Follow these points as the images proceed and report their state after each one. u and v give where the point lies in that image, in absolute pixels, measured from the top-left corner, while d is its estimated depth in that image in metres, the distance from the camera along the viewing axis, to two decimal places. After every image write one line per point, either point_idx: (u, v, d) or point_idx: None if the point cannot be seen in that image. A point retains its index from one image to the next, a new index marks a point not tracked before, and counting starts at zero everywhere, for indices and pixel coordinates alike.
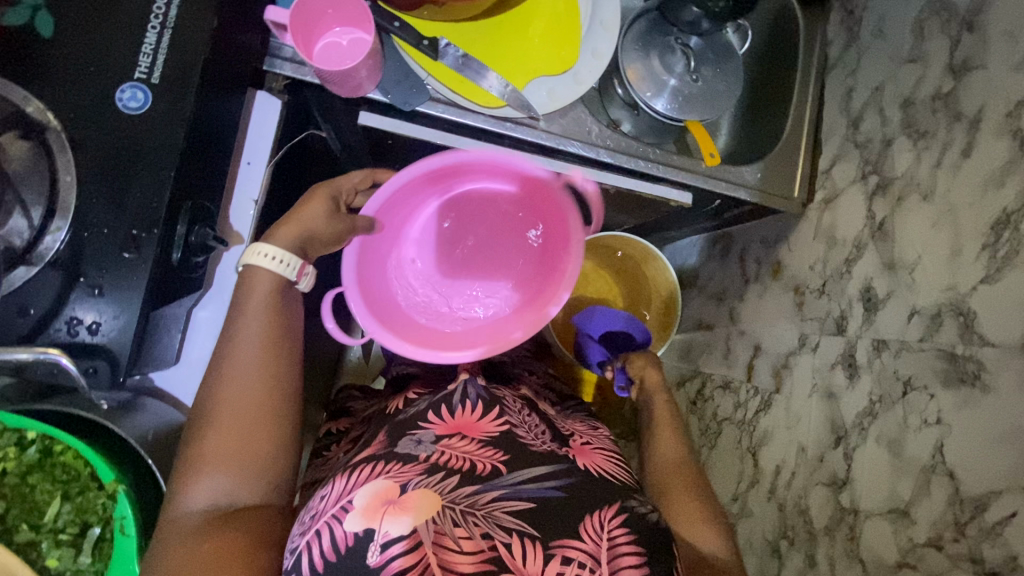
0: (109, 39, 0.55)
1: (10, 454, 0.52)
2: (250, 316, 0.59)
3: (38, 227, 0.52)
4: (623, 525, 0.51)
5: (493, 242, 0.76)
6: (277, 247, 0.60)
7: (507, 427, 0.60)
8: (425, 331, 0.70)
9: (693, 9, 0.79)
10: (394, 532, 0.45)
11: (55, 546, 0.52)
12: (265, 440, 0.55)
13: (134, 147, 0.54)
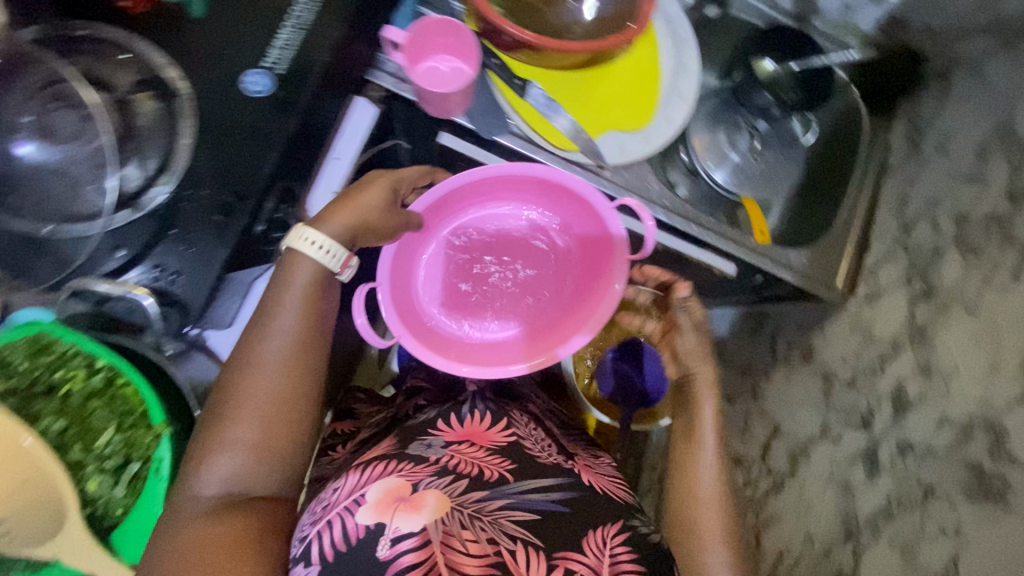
0: (246, 28, 0.61)
1: (78, 377, 0.57)
2: (285, 308, 0.57)
3: (147, 178, 0.57)
4: (626, 545, 0.54)
5: (531, 264, 0.75)
6: (324, 234, 0.58)
7: (514, 439, 0.64)
8: (448, 343, 0.70)
9: (766, 94, 0.82)
10: (404, 528, 0.48)
11: (98, 471, 0.58)
12: (286, 437, 0.55)
13: (248, 125, 0.59)
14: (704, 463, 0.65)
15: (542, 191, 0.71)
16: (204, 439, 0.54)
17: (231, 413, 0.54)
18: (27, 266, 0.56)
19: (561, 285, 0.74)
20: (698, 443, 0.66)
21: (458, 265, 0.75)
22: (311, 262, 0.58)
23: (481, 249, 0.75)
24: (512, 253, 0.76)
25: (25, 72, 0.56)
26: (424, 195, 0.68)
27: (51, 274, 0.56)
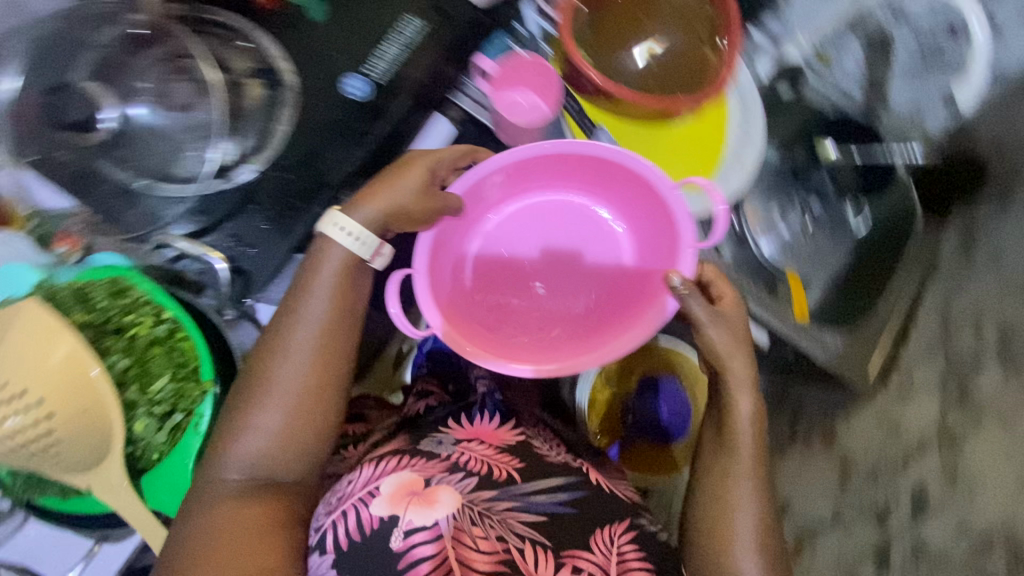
0: (356, 38, 0.66)
1: (145, 323, 0.57)
2: (314, 296, 0.56)
3: (240, 155, 0.62)
4: (632, 543, 0.59)
5: (585, 248, 0.70)
6: (357, 223, 0.56)
7: (523, 438, 0.68)
8: (484, 335, 0.65)
9: (823, 171, 0.85)
10: (416, 522, 0.53)
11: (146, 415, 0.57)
12: (309, 428, 0.55)
13: (341, 125, 0.64)
14: (740, 496, 0.57)
15: (608, 178, 0.66)
16: (229, 422, 0.53)
17: (254, 398, 0.54)
18: (115, 214, 0.60)
19: (616, 276, 0.69)
20: (734, 475, 0.58)
21: (504, 245, 0.69)
22: (342, 250, 0.56)
23: (532, 228, 0.69)
24: (566, 235, 0.70)
25: (157, 45, 0.62)
26: (469, 173, 0.62)
27: (136, 226, 0.61)
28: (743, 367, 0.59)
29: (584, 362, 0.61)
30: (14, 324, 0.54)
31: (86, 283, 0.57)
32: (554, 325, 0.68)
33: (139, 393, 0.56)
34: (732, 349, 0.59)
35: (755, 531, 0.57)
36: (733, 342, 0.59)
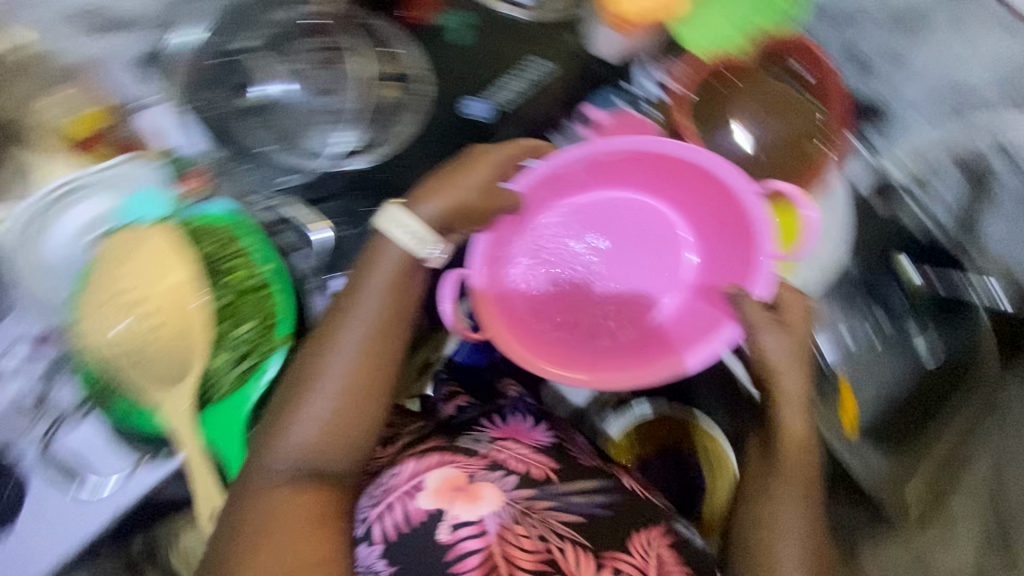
0: (487, 65, 0.71)
1: (241, 270, 0.59)
2: (371, 292, 0.56)
3: (359, 145, 0.68)
4: (670, 547, 0.58)
5: (661, 244, 0.71)
6: (416, 221, 0.57)
7: (558, 439, 0.65)
8: (524, 329, 0.65)
9: (899, 291, 0.78)
10: (463, 517, 0.56)
11: (223, 357, 0.58)
12: (355, 423, 0.54)
13: (453, 140, 0.69)
14: (794, 521, 0.56)
15: (700, 192, 0.65)
16: (278, 412, 0.54)
17: (301, 390, 0.54)
18: (248, 168, 0.68)
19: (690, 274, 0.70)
20: (788, 499, 0.56)
21: (575, 236, 0.71)
22: (400, 246, 0.56)
23: (608, 222, 0.71)
24: (642, 229, 0.71)
25: (313, 36, 0.69)
26: (533, 163, 0.63)
27: (256, 185, 0.68)
28: (798, 387, 0.59)
29: (616, 381, 0.60)
30: (144, 241, 0.60)
31: (208, 226, 0.61)
32: (614, 322, 0.70)
33: (221, 334, 0.58)
34: (793, 369, 0.59)
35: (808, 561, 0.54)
36: (799, 362, 0.59)
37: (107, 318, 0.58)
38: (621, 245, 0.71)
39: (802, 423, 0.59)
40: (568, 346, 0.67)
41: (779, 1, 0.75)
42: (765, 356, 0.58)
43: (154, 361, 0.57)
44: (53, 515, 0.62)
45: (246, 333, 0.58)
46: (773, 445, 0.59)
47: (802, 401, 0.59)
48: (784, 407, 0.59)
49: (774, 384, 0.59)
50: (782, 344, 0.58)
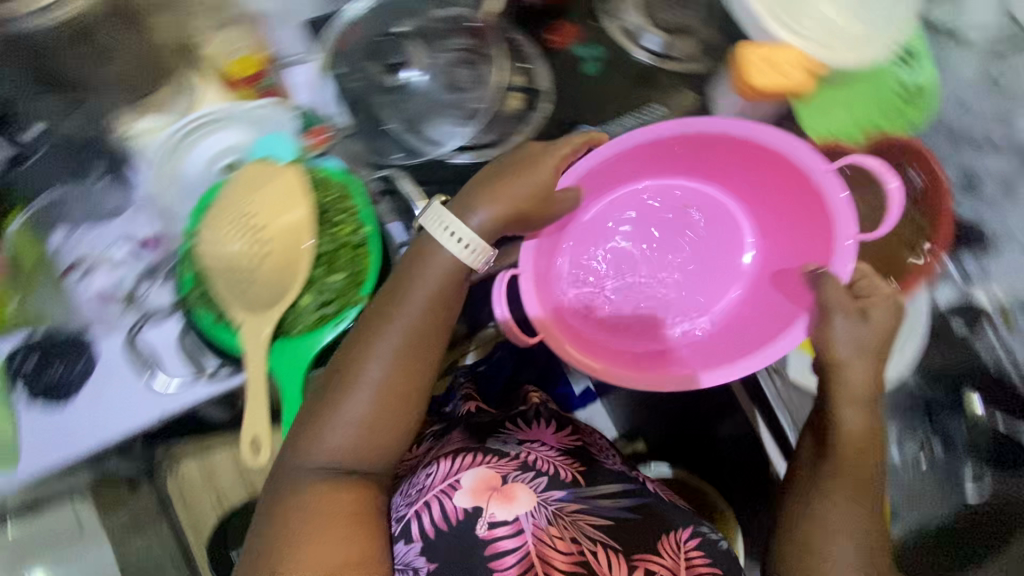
0: (609, 102, 0.75)
1: (344, 226, 0.64)
2: (413, 297, 0.59)
3: (473, 143, 0.72)
4: (700, 547, 0.64)
5: (730, 230, 0.74)
6: (463, 227, 0.59)
7: (581, 442, 0.72)
8: (558, 311, 0.68)
9: (962, 423, 0.77)
10: (500, 515, 0.61)
11: (310, 302, 0.62)
12: (394, 418, 0.58)
13: None
14: (846, 525, 0.59)
15: (757, 171, 0.68)
16: (317, 409, 0.57)
17: (341, 391, 0.57)
18: (367, 139, 0.73)
19: (760, 260, 0.73)
20: (843, 502, 0.60)
21: (637, 220, 0.75)
22: (450, 254, 0.59)
23: (673, 207, 0.75)
24: (710, 214, 0.75)
25: (457, 36, 0.74)
26: (574, 163, 0.64)
27: (371, 154, 0.72)
28: (864, 385, 0.61)
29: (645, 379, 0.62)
30: (269, 174, 0.63)
31: (328, 179, 0.66)
32: (675, 305, 0.74)
33: (314, 280, 0.63)
34: (861, 370, 0.61)
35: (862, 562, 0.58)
36: (870, 363, 0.61)
37: (222, 236, 0.62)
38: (688, 232, 0.75)
39: (860, 425, 0.61)
40: (609, 334, 0.71)
41: (910, 108, 0.74)
42: (835, 352, 0.61)
43: (253, 286, 0.61)
44: (114, 399, 0.67)
45: (336, 283, 0.63)
46: (830, 447, 0.61)
47: (866, 404, 0.61)
48: (844, 407, 0.61)
49: (837, 379, 0.61)
50: (856, 342, 0.61)
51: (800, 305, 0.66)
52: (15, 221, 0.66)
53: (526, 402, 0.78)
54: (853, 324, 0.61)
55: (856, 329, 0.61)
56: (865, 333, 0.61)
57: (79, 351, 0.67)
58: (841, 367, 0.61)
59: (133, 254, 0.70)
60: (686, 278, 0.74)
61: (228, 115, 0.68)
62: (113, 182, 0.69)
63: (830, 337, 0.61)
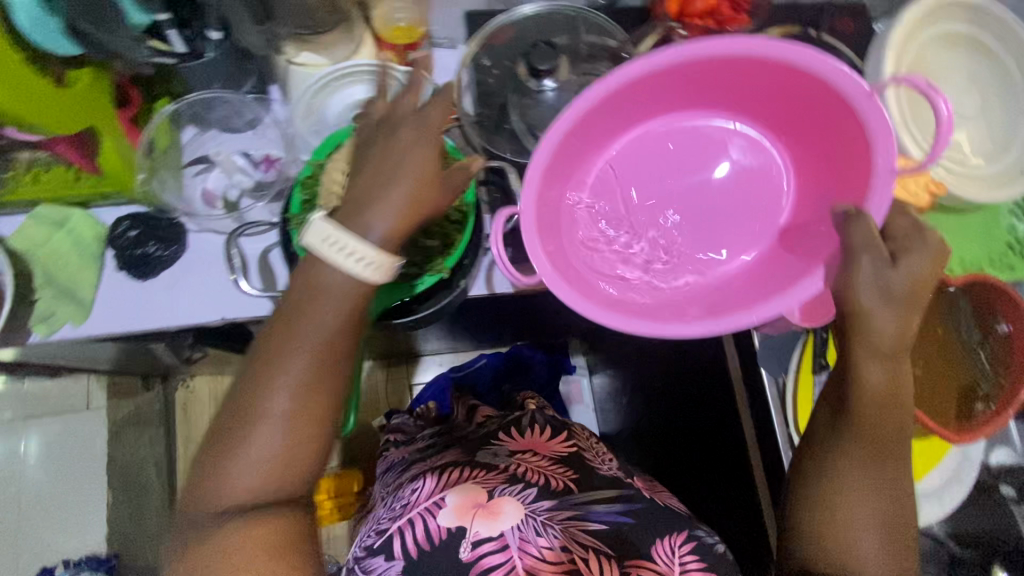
0: None
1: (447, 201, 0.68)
2: (317, 319, 0.55)
3: None
4: (695, 552, 0.65)
5: (766, 176, 0.71)
6: (355, 240, 0.54)
7: (574, 449, 0.76)
8: (562, 242, 0.66)
9: None
10: (484, 533, 0.64)
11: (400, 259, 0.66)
12: (300, 446, 0.54)
13: None
14: (872, 487, 0.60)
15: (791, 100, 0.64)
16: (221, 443, 0.54)
17: (244, 423, 0.53)
18: (488, 131, 0.75)
19: (797, 207, 0.70)
20: (872, 462, 0.60)
21: (662, 162, 0.71)
22: (349, 275, 0.54)
23: (700, 148, 0.71)
24: (745, 156, 0.71)
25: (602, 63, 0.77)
26: (557, 119, 0.59)
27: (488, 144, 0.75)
28: (892, 334, 0.58)
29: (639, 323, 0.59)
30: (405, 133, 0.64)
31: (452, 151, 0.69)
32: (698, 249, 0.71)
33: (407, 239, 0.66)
34: (891, 319, 0.57)
35: (880, 522, 0.59)
36: (902, 313, 0.57)
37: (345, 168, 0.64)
38: (718, 176, 0.71)
39: (890, 379, 0.59)
40: (622, 266, 0.69)
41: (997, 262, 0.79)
42: (857, 301, 0.58)
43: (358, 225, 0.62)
44: (192, 286, 0.73)
45: (432, 249, 0.67)
46: (862, 404, 0.60)
47: (895, 357, 0.59)
48: (873, 358, 0.59)
49: (859, 328, 0.58)
50: (880, 292, 0.57)
51: (824, 257, 0.63)
52: (169, 106, 0.72)
53: (517, 420, 0.81)
54: (879, 275, 0.57)
55: (888, 276, 0.57)
56: (892, 280, 0.57)
57: (176, 235, 0.73)
58: (864, 318, 0.58)
59: (253, 164, 0.75)
60: (716, 223, 0.71)
61: (385, 71, 0.72)
62: (262, 102, 0.76)
63: (851, 289, 0.58)
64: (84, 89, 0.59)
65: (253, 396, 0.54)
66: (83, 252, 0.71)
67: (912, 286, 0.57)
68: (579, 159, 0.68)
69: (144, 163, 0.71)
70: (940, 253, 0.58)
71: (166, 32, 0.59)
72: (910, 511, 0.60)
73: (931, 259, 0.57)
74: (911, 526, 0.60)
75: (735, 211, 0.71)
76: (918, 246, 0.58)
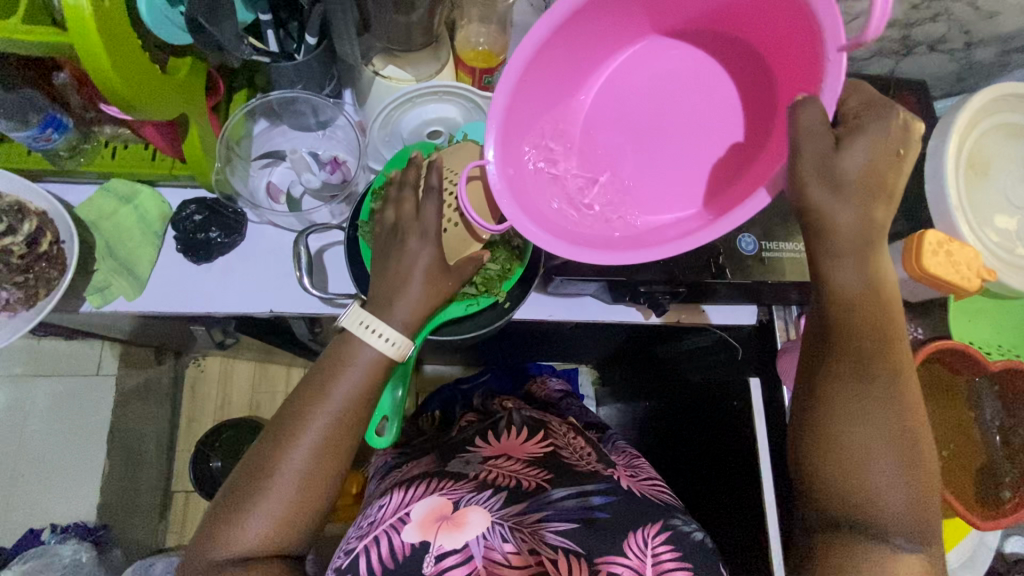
0: (779, 223, 0.77)
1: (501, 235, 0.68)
2: (337, 392, 0.58)
3: None
4: (668, 543, 0.64)
5: (715, 95, 0.63)
6: (382, 321, 0.59)
7: (550, 450, 0.77)
8: (534, 184, 0.61)
9: None
10: (447, 545, 0.63)
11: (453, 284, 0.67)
12: (309, 504, 0.57)
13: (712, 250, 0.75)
14: (879, 406, 0.53)
15: None
16: (233, 505, 0.56)
17: (260, 484, 0.56)
18: None
19: (747, 120, 0.62)
20: (873, 377, 0.53)
21: (613, 91, 0.64)
22: (375, 351, 0.58)
23: (644, 71, 0.64)
24: (692, 70, 0.63)
25: None
26: (520, 40, 0.55)
27: None
28: (859, 228, 0.52)
29: (623, 255, 0.55)
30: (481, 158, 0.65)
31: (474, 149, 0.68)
32: (656, 178, 0.64)
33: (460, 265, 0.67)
34: (853, 211, 0.51)
35: (893, 445, 0.53)
36: (863, 204, 0.51)
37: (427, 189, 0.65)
38: (662, 98, 0.64)
39: (869, 280, 0.53)
40: (600, 203, 0.63)
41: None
42: (807, 195, 0.51)
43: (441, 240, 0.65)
44: (242, 276, 0.74)
45: (491, 271, 0.68)
46: (844, 314, 0.54)
47: (870, 254, 0.52)
48: (849, 260, 0.52)
49: (819, 229, 0.52)
50: (830, 178, 0.50)
51: (771, 172, 0.55)
52: (251, 100, 0.74)
53: (498, 424, 0.85)
54: (830, 159, 0.50)
55: (848, 159, 0.50)
56: (849, 174, 0.50)
57: (237, 223, 0.74)
58: (825, 216, 0.52)
59: (320, 164, 0.77)
60: (671, 151, 0.64)
61: (465, 96, 0.73)
62: (338, 106, 0.77)
63: (803, 182, 0.51)
64: (185, 76, 0.60)
65: (270, 458, 0.57)
66: (146, 227, 0.72)
67: (870, 175, 0.51)
68: (547, 100, 0.62)
69: (221, 151, 0.72)
70: (900, 132, 0.51)
71: (264, 31, 0.62)
72: (924, 426, 0.54)
73: (885, 142, 0.51)
74: (926, 441, 0.54)
75: (686, 133, 0.64)
76: (877, 122, 0.51)
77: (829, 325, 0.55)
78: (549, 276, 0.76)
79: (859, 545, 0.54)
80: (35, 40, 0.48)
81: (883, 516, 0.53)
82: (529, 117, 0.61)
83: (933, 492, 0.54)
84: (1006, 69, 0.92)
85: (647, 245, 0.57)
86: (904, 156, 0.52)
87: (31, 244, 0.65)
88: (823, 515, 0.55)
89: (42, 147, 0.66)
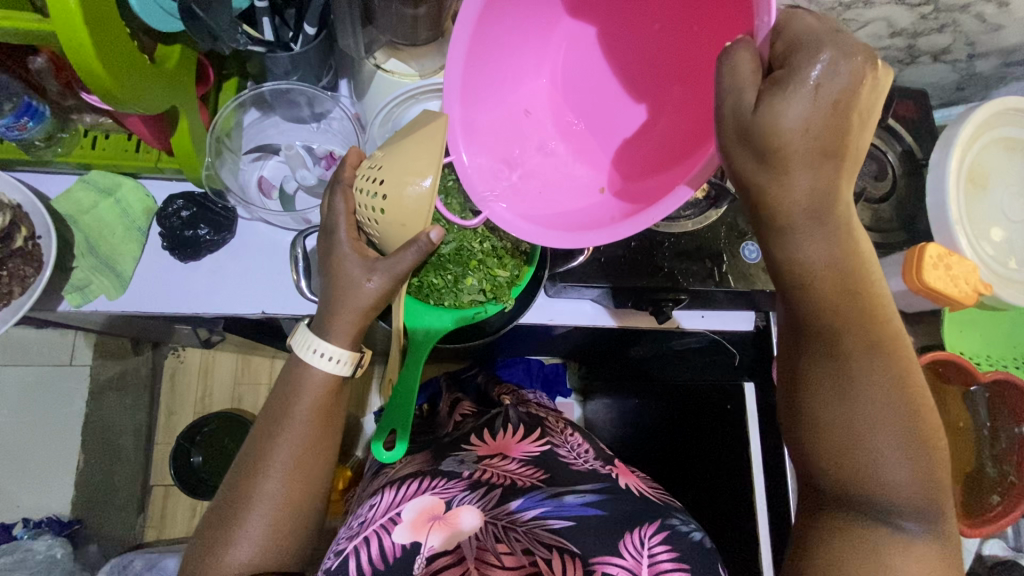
0: None
1: (507, 245, 0.65)
2: (294, 420, 0.60)
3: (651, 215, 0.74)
4: (666, 542, 0.62)
5: (669, 50, 0.60)
6: (331, 345, 0.60)
7: (546, 447, 0.75)
8: (503, 170, 0.60)
9: None
10: (439, 545, 0.63)
11: (456, 287, 0.65)
12: (285, 528, 0.59)
13: (716, 259, 0.73)
14: (868, 378, 0.50)
15: None
16: (213, 536, 0.58)
17: (234, 509, 0.58)
18: None
19: (684, 86, 0.59)
20: (854, 351, 0.50)
21: (568, 65, 0.63)
22: (325, 372, 0.61)
23: (590, 51, 0.63)
24: (635, 47, 0.62)
25: None
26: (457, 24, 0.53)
27: None
28: (806, 197, 0.46)
29: (591, 235, 0.54)
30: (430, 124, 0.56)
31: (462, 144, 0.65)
32: (625, 151, 0.62)
33: (465, 272, 0.64)
34: (800, 178, 0.45)
35: (889, 418, 0.49)
36: (804, 168, 0.45)
37: (353, 193, 0.60)
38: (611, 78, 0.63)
39: (830, 253, 0.49)
40: (571, 181, 0.62)
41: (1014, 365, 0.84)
42: (739, 169, 0.46)
43: (380, 237, 0.59)
44: (229, 276, 0.70)
45: (500, 278, 0.65)
46: (804, 293, 0.50)
47: (830, 222, 0.48)
48: (801, 234, 0.48)
49: (766, 204, 0.47)
50: (756, 145, 0.44)
51: (700, 159, 0.52)
52: (245, 91, 0.71)
53: (494, 420, 0.83)
54: (750, 122, 0.44)
55: (776, 116, 0.43)
56: (812, 146, 0.44)
57: (228, 221, 0.70)
58: (771, 194, 0.46)
59: (316, 159, 0.75)
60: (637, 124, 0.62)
61: None
62: (335, 98, 0.74)
63: (728, 148, 0.46)
64: (174, 64, 0.57)
65: (243, 481, 0.59)
66: (129, 222, 0.69)
67: (802, 137, 0.43)
68: (509, 81, 0.61)
69: (211, 144, 0.68)
70: (836, 79, 0.42)
71: (259, 18, 0.57)
72: (922, 394, 0.51)
73: (821, 93, 0.42)
74: (926, 411, 0.50)
75: (636, 113, 0.62)
76: (811, 64, 0.42)
77: (794, 305, 0.52)
78: (553, 279, 0.74)
79: (867, 530, 0.50)
80: (15, 26, 0.44)
81: (883, 493, 0.50)
82: (494, 98, 0.61)
83: (938, 467, 0.50)
84: (1005, 81, 0.93)
85: (611, 221, 0.55)
86: (847, 105, 0.43)
87: (3, 239, 0.62)
88: (828, 499, 0.53)
89: (17, 137, 0.63)
